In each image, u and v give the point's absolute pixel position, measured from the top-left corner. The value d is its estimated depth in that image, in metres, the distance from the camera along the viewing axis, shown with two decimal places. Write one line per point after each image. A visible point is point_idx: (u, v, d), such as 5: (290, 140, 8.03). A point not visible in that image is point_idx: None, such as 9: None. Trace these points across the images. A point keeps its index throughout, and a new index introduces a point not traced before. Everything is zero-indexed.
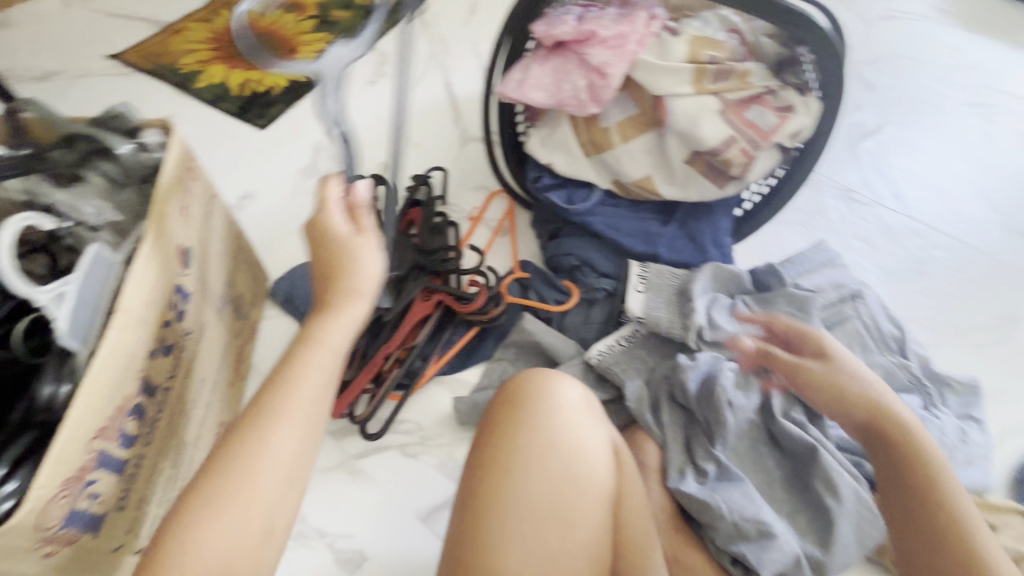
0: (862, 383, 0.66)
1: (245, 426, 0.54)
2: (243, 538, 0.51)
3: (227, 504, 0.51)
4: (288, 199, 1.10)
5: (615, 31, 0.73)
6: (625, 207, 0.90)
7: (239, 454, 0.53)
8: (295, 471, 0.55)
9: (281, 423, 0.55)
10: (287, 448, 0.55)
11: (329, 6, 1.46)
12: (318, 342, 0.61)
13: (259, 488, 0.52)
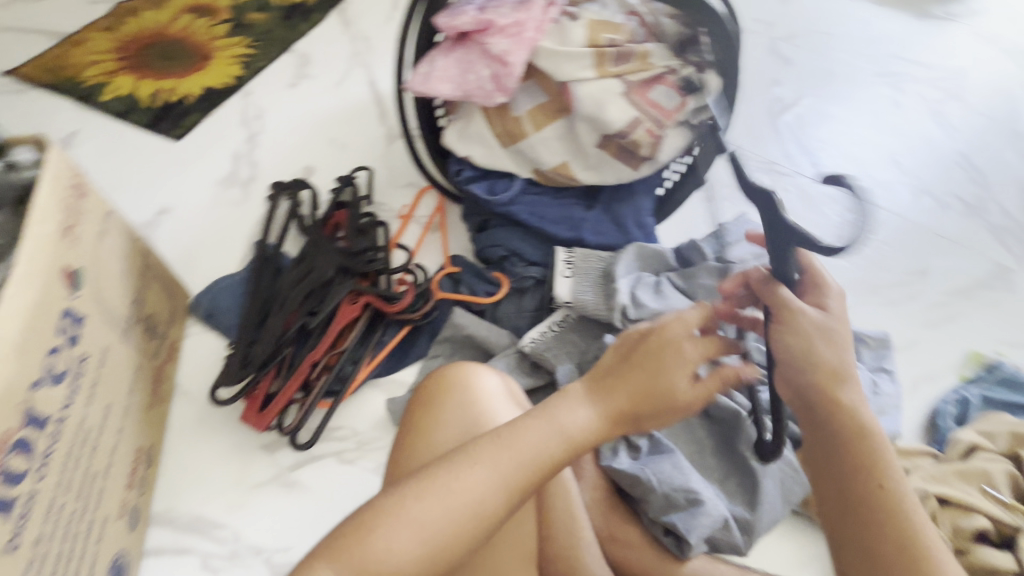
0: (828, 348, 0.52)
1: (494, 450, 0.48)
2: (404, 563, 0.45)
3: (407, 518, 0.46)
4: (209, 211, 1.06)
5: (513, 20, 0.75)
6: (549, 195, 0.90)
7: (461, 470, 0.47)
8: (468, 519, 0.46)
9: (529, 449, 0.48)
10: (504, 489, 0.47)
11: (244, 8, 1.39)
12: (568, 418, 0.50)
13: (417, 517, 0.46)
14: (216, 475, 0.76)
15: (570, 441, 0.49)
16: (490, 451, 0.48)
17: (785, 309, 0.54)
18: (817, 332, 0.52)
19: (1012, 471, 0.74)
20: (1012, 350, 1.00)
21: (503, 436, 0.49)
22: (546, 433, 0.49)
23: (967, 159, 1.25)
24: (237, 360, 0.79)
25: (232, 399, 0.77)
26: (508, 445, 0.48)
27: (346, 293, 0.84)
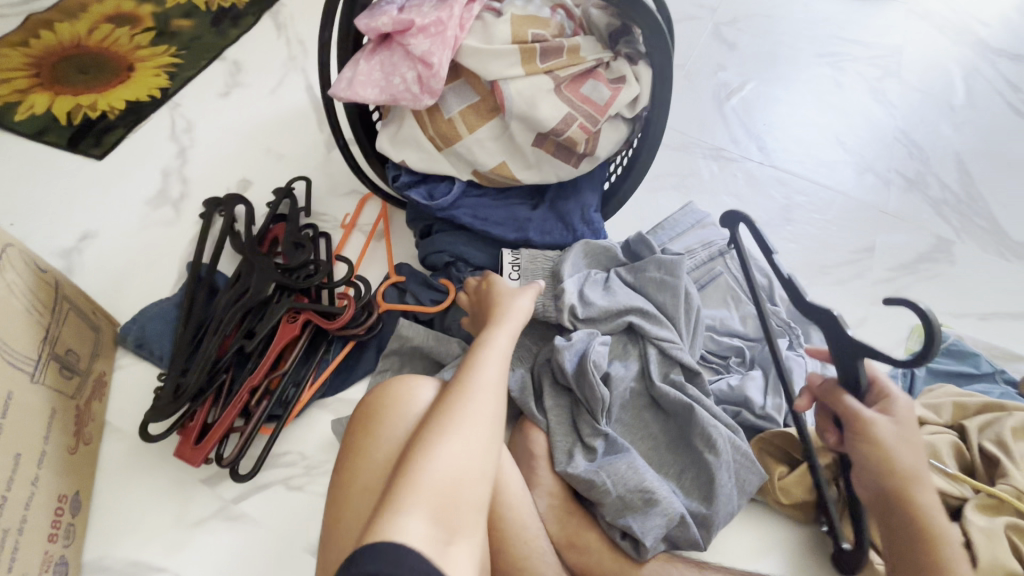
0: (911, 444, 0.65)
1: (484, 370, 0.60)
2: (459, 472, 0.51)
3: (450, 437, 0.52)
4: (138, 233, 1.01)
5: (433, 18, 0.72)
6: (491, 196, 0.88)
7: (468, 391, 0.57)
8: (492, 422, 0.56)
9: (500, 371, 0.61)
10: (501, 393, 0.59)
11: (169, 14, 1.31)
12: (496, 342, 0.66)
13: (458, 434, 0.53)
14: (155, 514, 0.73)
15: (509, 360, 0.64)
16: (483, 372, 0.60)
17: (858, 417, 0.67)
18: (899, 431, 0.66)
19: (956, 441, 0.76)
20: (955, 321, 1.03)
21: (482, 364, 0.61)
22: (497, 352, 0.64)
23: (906, 136, 1.26)
24: (168, 392, 0.75)
25: (164, 434, 0.73)
26: (489, 365, 0.61)
27: (284, 312, 0.80)
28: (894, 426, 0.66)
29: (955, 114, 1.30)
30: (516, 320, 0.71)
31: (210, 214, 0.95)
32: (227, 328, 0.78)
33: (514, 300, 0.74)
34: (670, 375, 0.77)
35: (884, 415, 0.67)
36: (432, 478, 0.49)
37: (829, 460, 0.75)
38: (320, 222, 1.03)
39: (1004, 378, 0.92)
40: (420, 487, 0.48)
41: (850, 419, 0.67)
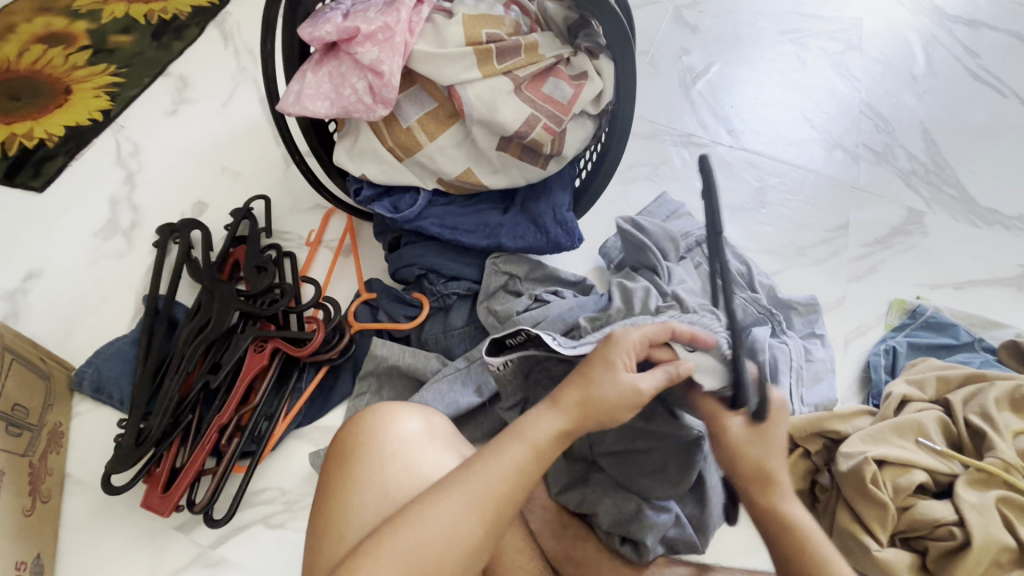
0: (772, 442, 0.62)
1: (471, 475, 0.51)
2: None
3: (390, 555, 0.47)
4: (89, 268, 0.95)
5: (380, 24, 0.69)
6: (459, 203, 0.84)
7: (438, 499, 0.50)
8: (451, 546, 0.48)
9: (506, 474, 0.51)
10: (482, 510, 0.50)
11: (106, 30, 1.24)
12: (525, 434, 0.54)
13: (399, 552, 0.48)
14: (126, 569, 0.69)
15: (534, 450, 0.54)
16: (466, 478, 0.51)
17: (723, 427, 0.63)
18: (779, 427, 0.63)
19: (942, 416, 0.75)
20: (931, 293, 1.03)
21: (474, 465, 0.52)
22: (509, 451, 0.53)
23: (871, 109, 1.26)
24: (129, 439, 0.70)
25: (128, 484, 0.69)
26: (480, 471, 0.51)
27: (250, 342, 0.76)
28: (747, 427, 0.63)
29: (918, 84, 1.30)
30: (576, 404, 0.56)
31: (164, 242, 0.90)
32: (189, 365, 0.74)
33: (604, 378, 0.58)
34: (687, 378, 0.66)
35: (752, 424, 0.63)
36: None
37: (818, 447, 0.76)
38: (284, 241, 0.98)
39: (983, 347, 0.92)
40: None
41: (719, 425, 0.63)
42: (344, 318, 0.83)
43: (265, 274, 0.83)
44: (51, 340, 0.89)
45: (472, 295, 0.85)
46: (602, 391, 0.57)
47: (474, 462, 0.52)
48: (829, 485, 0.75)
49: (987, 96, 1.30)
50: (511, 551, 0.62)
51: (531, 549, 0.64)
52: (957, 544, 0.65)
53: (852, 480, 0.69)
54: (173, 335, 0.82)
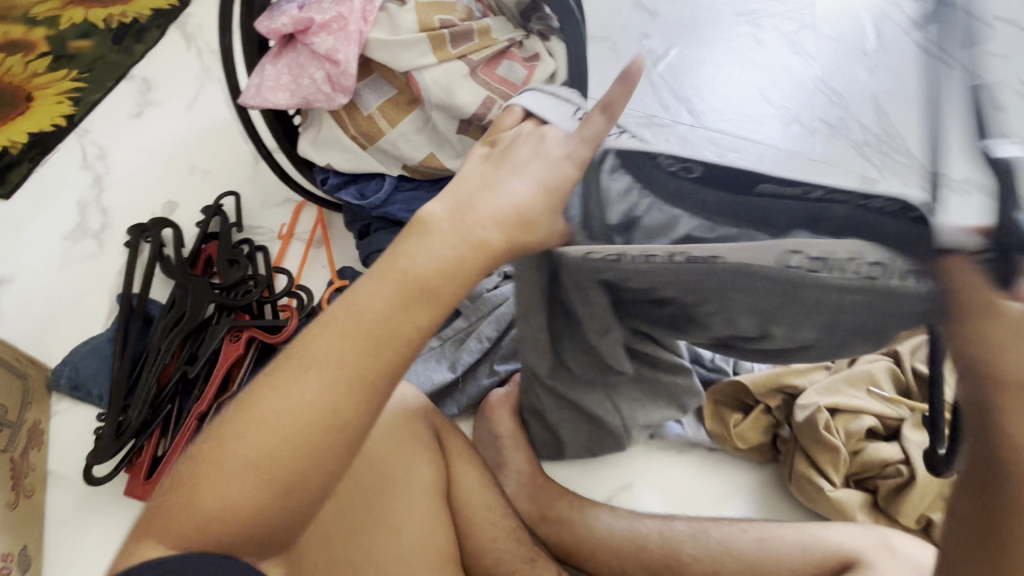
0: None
1: (325, 346, 0.44)
2: (251, 499, 0.41)
3: (240, 454, 0.42)
4: (61, 272, 0.95)
5: (333, 14, 0.71)
6: (425, 188, 0.87)
7: (288, 383, 0.43)
8: (313, 429, 0.43)
9: (370, 321, 0.45)
10: (346, 382, 0.44)
11: (66, 36, 1.23)
12: (404, 270, 0.46)
13: (249, 449, 0.42)
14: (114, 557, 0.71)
15: (412, 294, 0.46)
16: (321, 350, 0.44)
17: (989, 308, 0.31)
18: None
19: None
20: None
21: (331, 331, 0.45)
22: (380, 304, 0.46)
23: None
24: (109, 430, 0.72)
25: (110, 473, 0.71)
26: (339, 338, 0.44)
27: (225, 332, 0.77)
28: None
29: None
30: (488, 217, 0.47)
31: (135, 242, 0.91)
32: (166, 357, 0.76)
33: (511, 180, 0.47)
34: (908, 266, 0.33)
35: None
36: (204, 507, 0.41)
37: (778, 403, 0.77)
38: (257, 236, 0.99)
39: None
40: (190, 515, 0.41)
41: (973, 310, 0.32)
42: (318, 304, 0.85)
43: (238, 266, 0.85)
44: (25, 344, 0.89)
45: None
46: (507, 204, 0.47)
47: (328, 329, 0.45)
48: (788, 437, 0.78)
49: None
50: (478, 499, 0.65)
51: (503, 508, 0.65)
52: (903, 480, 0.69)
53: (808, 430, 0.74)
54: (148, 330, 0.83)
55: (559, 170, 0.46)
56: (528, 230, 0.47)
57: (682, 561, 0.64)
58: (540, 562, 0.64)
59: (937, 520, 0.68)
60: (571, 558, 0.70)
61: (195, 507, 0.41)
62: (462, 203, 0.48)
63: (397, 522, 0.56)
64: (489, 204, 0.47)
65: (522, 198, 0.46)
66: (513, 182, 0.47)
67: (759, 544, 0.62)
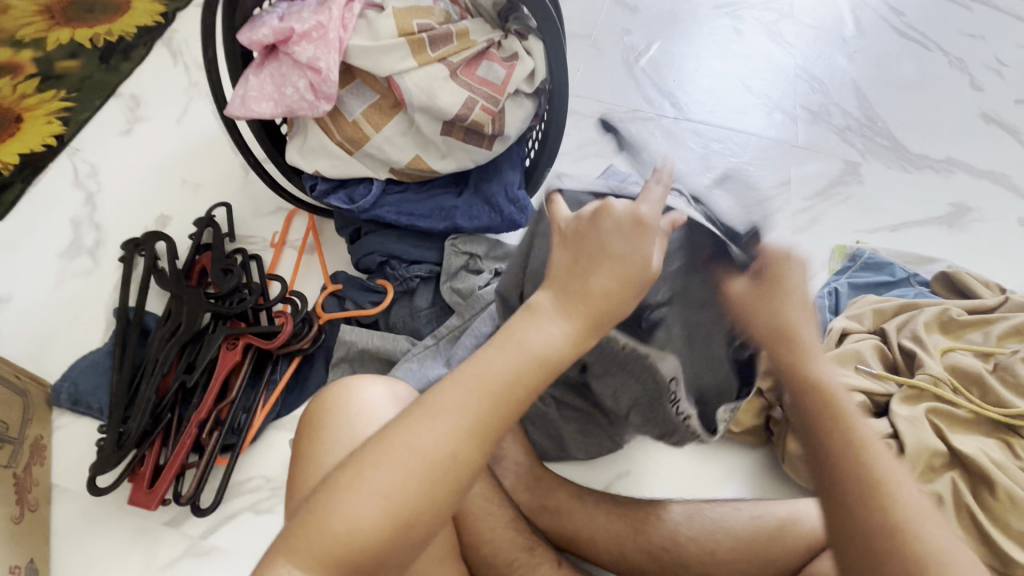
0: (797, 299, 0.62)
1: (454, 396, 0.47)
2: (377, 526, 0.44)
3: (376, 486, 0.44)
4: (57, 289, 0.97)
5: (313, 24, 0.72)
6: (413, 190, 0.88)
7: (419, 427, 0.46)
8: (441, 473, 0.45)
9: (502, 378, 0.48)
10: (473, 431, 0.46)
11: (52, 57, 1.24)
12: (529, 345, 0.49)
13: (382, 482, 0.44)
14: (120, 566, 0.72)
15: (539, 360, 0.49)
16: (451, 399, 0.47)
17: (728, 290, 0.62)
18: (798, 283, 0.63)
19: (878, 344, 0.81)
20: (870, 238, 1.07)
21: (461, 383, 0.48)
22: (509, 363, 0.48)
23: (805, 72, 1.27)
24: (110, 441, 0.73)
25: (114, 483, 0.72)
26: (469, 389, 0.47)
27: (221, 340, 0.79)
28: (751, 284, 0.61)
29: (847, 46, 1.31)
30: (592, 294, 0.50)
31: (130, 256, 0.92)
32: (164, 367, 0.77)
33: (593, 272, 0.51)
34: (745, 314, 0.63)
35: (751, 281, 0.61)
36: (335, 530, 0.43)
37: (770, 386, 0.76)
38: (249, 245, 1.01)
39: (918, 281, 0.96)
40: (317, 538, 0.43)
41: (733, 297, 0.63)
42: (312, 309, 0.86)
43: (232, 275, 0.86)
44: (25, 360, 0.90)
45: (434, 277, 0.88)
46: (629, 268, 0.51)
47: (459, 377, 0.48)
48: (781, 419, 0.78)
49: (913, 51, 1.31)
50: (475, 494, 0.65)
51: (499, 500, 0.67)
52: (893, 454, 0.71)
53: None
54: (146, 342, 0.84)
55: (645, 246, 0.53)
56: (618, 298, 0.51)
57: (680, 544, 0.65)
58: (539, 550, 0.65)
59: (929, 492, 0.70)
60: (572, 546, 0.71)
61: (326, 527, 0.43)
62: (563, 278, 0.52)
63: None
64: (596, 282, 0.51)
65: (607, 287, 0.50)
66: (596, 270, 0.51)
67: (753, 522, 0.64)
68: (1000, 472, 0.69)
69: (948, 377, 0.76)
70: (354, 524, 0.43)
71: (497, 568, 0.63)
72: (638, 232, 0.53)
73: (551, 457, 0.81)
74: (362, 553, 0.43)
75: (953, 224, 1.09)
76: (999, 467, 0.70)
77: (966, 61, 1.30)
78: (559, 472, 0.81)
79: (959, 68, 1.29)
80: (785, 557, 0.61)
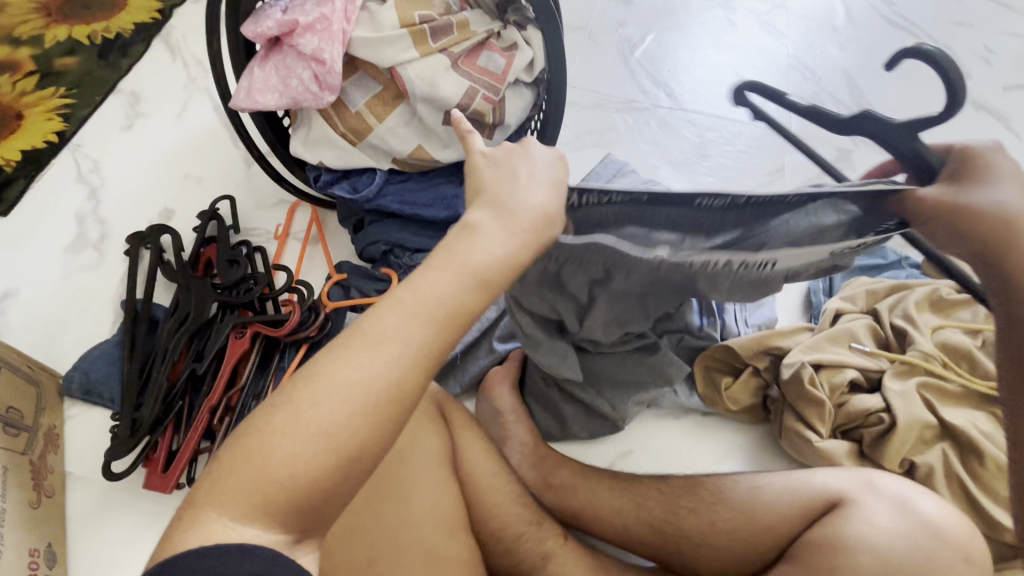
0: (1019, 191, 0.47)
1: (392, 320, 0.44)
2: (314, 467, 0.40)
3: (310, 424, 0.41)
4: (64, 283, 0.98)
5: (316, 16, 0.74)
6: (416, 180, 0.89)
7: (355, 356, 0.42)
8: (384, 403, 0.42)
9: (445, 297, 0.45)
10: (417, 357, 0.43)
11: (51, 55, 1.25)
12: (469, 262, 0.46)
13: (318, 421, 0.41)
14: (137, 549, 0.73)
15: (480, 278, 0.46)
16: (387, 326, 0.44)
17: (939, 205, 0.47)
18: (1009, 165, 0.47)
19: (871, 323, 0.83)
20: None
21: (397, 308, 0.44)
22: (445, 285, 0.45)
23: (798, 61, 1.29)
24: (124, 428, 0.75)
25: (128, 468, 0.73)
26: (408, 312, 0.44)
27: (229, 329, 0.80)
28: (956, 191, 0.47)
29: (839, 34, 1.33)
30: (522, 217, 0.48)
31: (135, 250, 0.93)
32: (174, 355, 0.78)
33: (523, 190, 0.50)
34: (882, 228, 0.53)
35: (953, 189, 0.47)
36: (269, 474, 0.40)
37: (766, 364, 0.82)
38: (253, 237, 1.02)
39: (910, 264, 0.97)
40: (254, 487, 0.39)
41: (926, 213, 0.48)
42: (317, 298, 0.88)
43: (238, 266, 0.87)
44: (35, 353, 0.91)
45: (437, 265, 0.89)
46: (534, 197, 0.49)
47: (396, 302, 0.45)
48: (777, 397, 0.81)
49: (903, 40, 1.33)
50: (481, 471, 0.66)
51: (505, 476, 0.68)
52: (885, 427, 0.74)
53: (793, 385, 0.77)
54: (155, 333, 0.86)
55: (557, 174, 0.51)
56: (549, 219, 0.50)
57: (680, 515, 0.67)
58: (545, 524, 0.67)
59: (920, 462, 0.73)
60: (577, 521, 0.73)
61: (253, 469, 0.39)
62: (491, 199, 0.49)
63: (409, 490, 0.59)
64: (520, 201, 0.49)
65: (543, 203, 0.49)
66: (522, 189, 0.50)
67: (750, 493, 0.66)
68: (988, 443, 0.72)
69: (938, 354, 0.78)
70: (288, 464, 0.40)
71: (504, 542, 0.65)
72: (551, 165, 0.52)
73: (553, 434, 0.82)
74: (295, 493, 0.40)
75: None
76: (987, 438, 0.73)
77: (955, 49, 1.32)
78: (565, 451, 0.82)
79: (948, 56, 1.31)
80: (779, 526, 0.63)
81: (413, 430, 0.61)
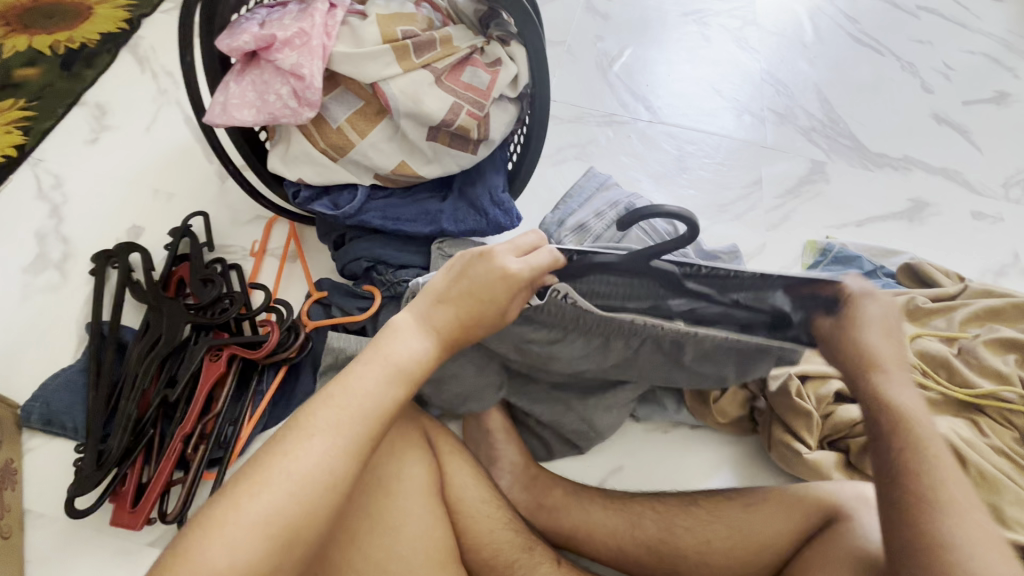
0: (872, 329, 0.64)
1: (329, 416, 0.49)
2: (256, 559, 0.44)
3: (251, 519, 0.45)
4: (23, 306, 0.92)
5: (295, 30, 0.72)
6: (398, 195, 0.88)
7: (295, 449, 0.48)
8: (321, 492, 0.47)
9: (374, 390, 0.51)
10: (349, 449, 0.49)
11: (10, 65, 1.19)
12: (394, 358, 0.53)
13: (254, 514, 0.45)
14: None
15: (405, 370, 0.53)
16: (324, 419, 0.49)
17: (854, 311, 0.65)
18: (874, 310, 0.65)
19: None
20: (838, 233, 1.10)
21: (334, 404, 0.50)
22: (374, 378, 0.52)
23: (771, 76, 1.32)
24: (89, 462, 0.71)
25: (94, 504, 0.69)
26: (342, 410, 0.50)
27: (204, 352, 0.76)
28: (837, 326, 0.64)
29: (808, 51, 1.37)
30: (447, 332, 0.57)
31: (101, 268, 0.88)
32: (144, 383, 0.74)
33: (441, 306, 0.57)
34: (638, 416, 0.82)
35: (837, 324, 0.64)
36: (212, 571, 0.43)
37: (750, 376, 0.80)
38: (227, 255, 0.98)
39: (885, 274, 0.97)
40: None
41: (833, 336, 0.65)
42: (297, 318, 0.85)
43: (212, 285, 0.83)
44: None
45: None
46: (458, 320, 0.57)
47: (330, 401, 0.50)
48: (764, 408, 0.81)
49: (868, 56, 1.38)
50: (472, 497, 0.65)
51: (496, 500, 0.67)
52: None
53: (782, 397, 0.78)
54: (122, 358, 0.81)
55: (493, 285, 0.57)
56: (476, 314, 0.57)
57: (676, 534, 0.66)
58: (538, 550, 0.66)
59: None
60: (570, 543, 0.71)
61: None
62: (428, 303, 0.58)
63: (395, 523, 0.57)
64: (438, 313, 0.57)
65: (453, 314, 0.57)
66: (439, 308, 0.57)
67: (748, 510, 0.66)
68: (968, 449, 0.74)
69: (917, 362, 0.80)
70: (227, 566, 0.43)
71: (497, 570, 0.63)
72: (498, 272, 0.57)
73: (545, 457, 0.81)
74: None
75: (913, 218, 1.14)
76: (969, 444, 0.75)
77: (917, 66, 1.37)
78: (556, 470, 0.81)
79: (911, 72, 1.36)
80: (777, 543, 0.63)
81: (398, 458, 0.60)
